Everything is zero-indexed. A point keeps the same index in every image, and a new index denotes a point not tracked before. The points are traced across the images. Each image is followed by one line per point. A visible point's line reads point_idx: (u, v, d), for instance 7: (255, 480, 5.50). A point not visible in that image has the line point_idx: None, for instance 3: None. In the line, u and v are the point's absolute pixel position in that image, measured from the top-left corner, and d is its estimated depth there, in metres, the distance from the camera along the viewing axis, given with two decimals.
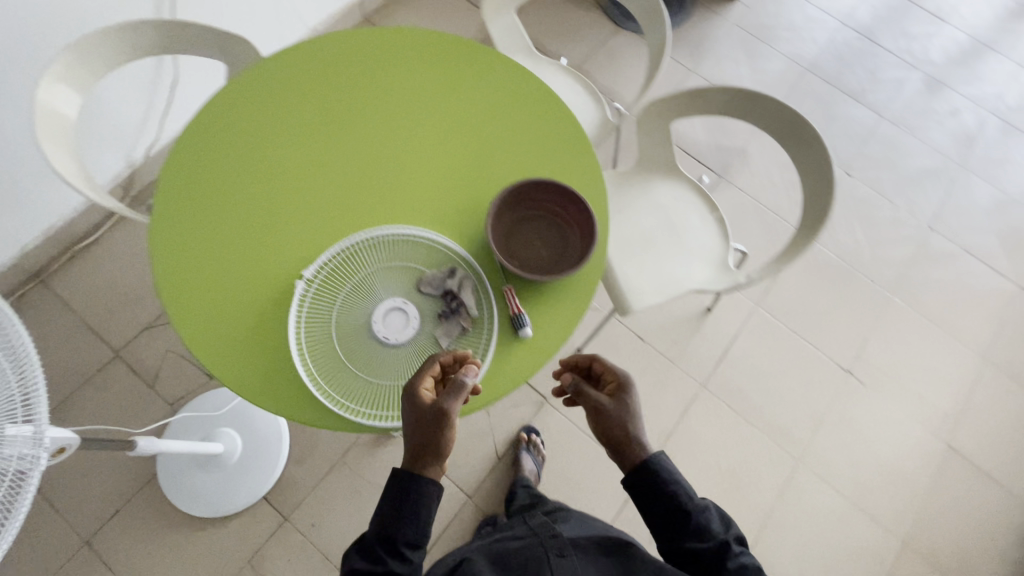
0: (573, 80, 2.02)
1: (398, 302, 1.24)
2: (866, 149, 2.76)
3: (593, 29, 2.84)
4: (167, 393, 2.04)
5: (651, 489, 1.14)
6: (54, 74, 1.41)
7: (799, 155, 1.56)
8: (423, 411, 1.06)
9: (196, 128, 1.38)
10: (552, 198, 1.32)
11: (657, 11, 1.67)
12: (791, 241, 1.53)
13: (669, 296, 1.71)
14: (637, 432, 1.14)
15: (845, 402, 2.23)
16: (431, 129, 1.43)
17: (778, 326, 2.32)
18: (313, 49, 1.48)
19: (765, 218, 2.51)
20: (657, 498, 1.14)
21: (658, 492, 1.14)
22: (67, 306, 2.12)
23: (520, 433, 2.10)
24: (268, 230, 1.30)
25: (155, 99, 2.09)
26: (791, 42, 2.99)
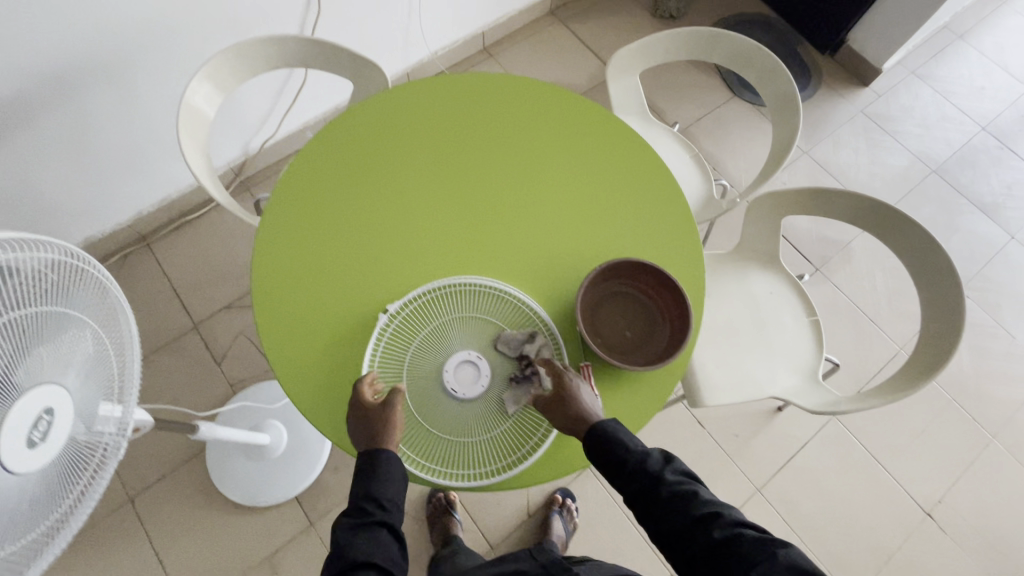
0: (683, 149, 1.96)
1: (472, 356, 1.22)
2: (988, 268, 2.52)
3: (707, 93, 2.78)
4: (231, 373, 2.13)
5: (608, 464, 1.07)
6: (205, 72, 1.52)
7: (925, 280, 1.42)
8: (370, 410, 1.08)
9: (317, 145, 1.45)
10: (648, 279, 1.26)
11: (790, 100, 1.60)
12: (897, 373, 1.40)
13: (746, 397, 1.59)
14: (583, 404, 1.10)
15: (918, 546, 1.99)
16: (535, 184, 1.43)
17: (854, 444, 2.12)
18: (439, 89, 1.53)
19: (858, 323, 2.33)
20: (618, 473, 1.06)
21: (617, 466, 1.06)
22: (162, 271, 2.27)
23: (555, 493, 2.01)
24: (363, 257, 1.33)
25: (282, 98, 2.22)
26: (918, 139, 2.80)
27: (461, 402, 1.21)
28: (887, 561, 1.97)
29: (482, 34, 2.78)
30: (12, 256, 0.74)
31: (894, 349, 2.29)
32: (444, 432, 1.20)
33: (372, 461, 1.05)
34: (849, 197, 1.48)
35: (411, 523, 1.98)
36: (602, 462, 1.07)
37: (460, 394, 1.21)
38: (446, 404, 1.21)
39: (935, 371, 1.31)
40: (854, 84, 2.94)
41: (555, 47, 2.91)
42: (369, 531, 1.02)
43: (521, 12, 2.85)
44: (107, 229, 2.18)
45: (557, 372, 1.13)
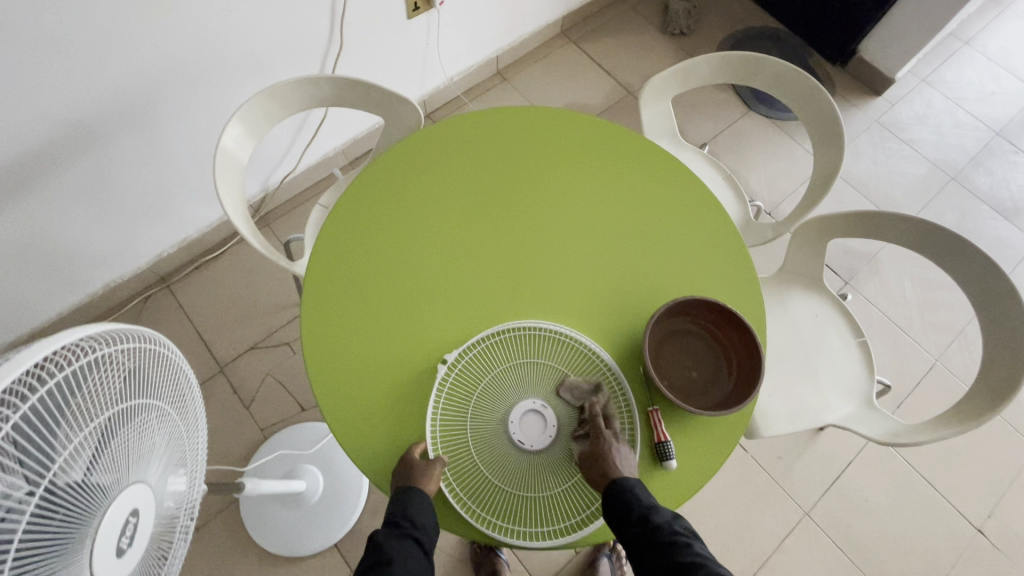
0: (716, 171, 1.94)
1: (538, 405, 1.17)
2: (1016, 275, 2.51)
3: (724, 109, 2.77)
4: (261, 417, 2.06)
5: (615, 515, 1.05)
6: (238, 116, 1.48)
7: (986, 302, 1.40)
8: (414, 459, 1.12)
9: (359, 187, 1.41)
10: (711, 317, 1.23)
11: (833, 123, 1.59)
12: (963, 399, 1.37)
13: (804, 426, 1.56)
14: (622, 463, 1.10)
15: (972, 565, 1.96)
16: (586, 220, 1.40)
17: (900, 462, 2.09)
18: (480, 124, 1.50)
19: (893, 336, 2.31)
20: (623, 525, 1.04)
21: (622, 517, 1.04)
22: (184, 313, 2.21)
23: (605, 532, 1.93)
24: (415, 304, 1.29)
25: (303, 133, 2.18)
26: (936, 147, 2.80)
27: (528, 454, 1.16)
28: None
29: (496, 58, 2.77)
30: (94, 367, 0.72)
31: (931, 362, 2.27)
32: (516, 489, 1.15)
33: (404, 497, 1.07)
34: (901, 221, 1.47)
35: (454, 567, 1.92)
36: (611, 513, 1.06)
37: (528, 446, 1.15)
38: (512, 457, 1.16)
39: (1008, 398, 1.28)
40: (867, 94, 2.95)
41: (569, 68, 2.90)
42: (400, 546, 1.04)
43: (534, 34, 2.84)
44: (128, 273, 2.12)
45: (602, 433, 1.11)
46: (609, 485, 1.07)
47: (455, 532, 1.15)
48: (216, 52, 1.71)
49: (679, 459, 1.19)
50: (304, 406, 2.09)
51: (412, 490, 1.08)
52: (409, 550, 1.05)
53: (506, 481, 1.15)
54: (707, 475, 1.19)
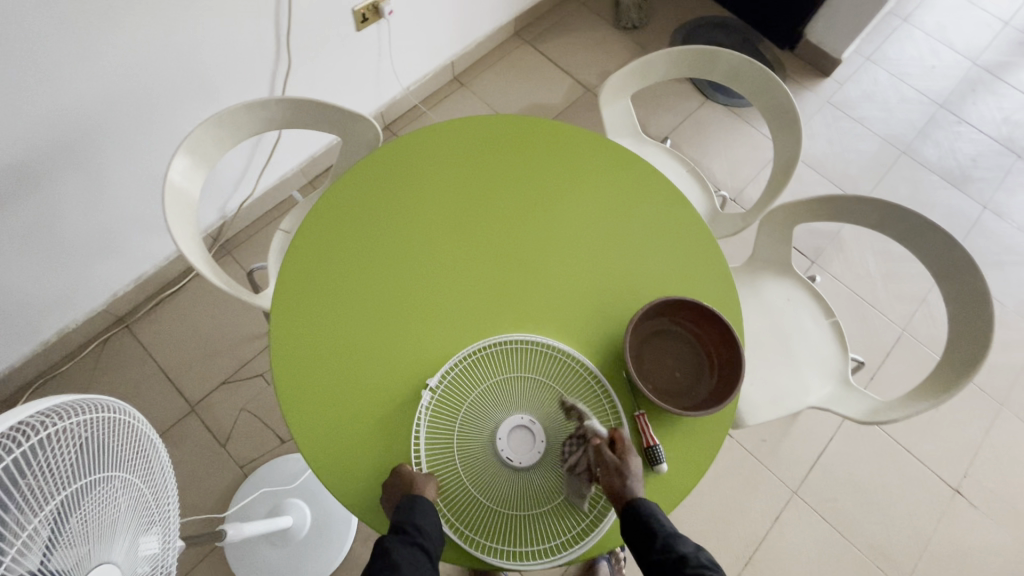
0: (680, 165, 1.95)
1: (525, 420, 1.15)
2: (969, 241, 2.61)
3: (682, 100, 2.80)
4: (239, 454, 1.99)
5: (635, 537, 1.04)
6: (185, 147, 1.41)
7: (947, 278, 1.45)
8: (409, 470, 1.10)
9: (321, 210, 1.36)
10: (689, 316, 1.24)
11: (790, 112, 1.61)
12: (934, 372, 1.41)
13: (785, 411, 1.58)
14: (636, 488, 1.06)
15: (952, 525, 2.03)
16: (557, 226, 1.38)
17: (878, 433, 2.15)
18: (442, 137, 1.47)
19: (860, 311, 2.38)
20: (644, 548, 1.03)
21: (644, 542, 1.03)
22: (147, 353, 2.10)
23: None
24: (389, 327, 1.25)
25: (257, 157, 2.10)
26: (885, 123, 2.89)
27: (517, 471, 1.14)
28: (927, 544, 2.00)
29: (452, 63, 2.73)
30: (43, 447, 0.67)
31: (898, 333, 2.34)
32: (512, 510, 1.12)
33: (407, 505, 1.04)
34: (862, 204, 1.50)
35: None
36: (631, 535, 1.05)
37: (517, 463, 1.13)
38: (503, 476, 1.13)
39: (975, 369, 1.32)
40: (817, 76, 3.03)
41: (526, 68, 2.88)
42: (409, 554, 1.00)
43: (488, 36, 2.81)
44: (82, 317, 2.01)
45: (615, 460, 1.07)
46: (628, 507, 1.05)
47: (455, 563, 1.12)
48: (156, 80, 1.63)
49: (669, 462, 1.19)
50: (284, 437, 2.02)
51: (415, 498, 1.05)
52: (416, 558, 1.00)
53: (501, 504, 1.12)
54: (698, 477, 1.18)
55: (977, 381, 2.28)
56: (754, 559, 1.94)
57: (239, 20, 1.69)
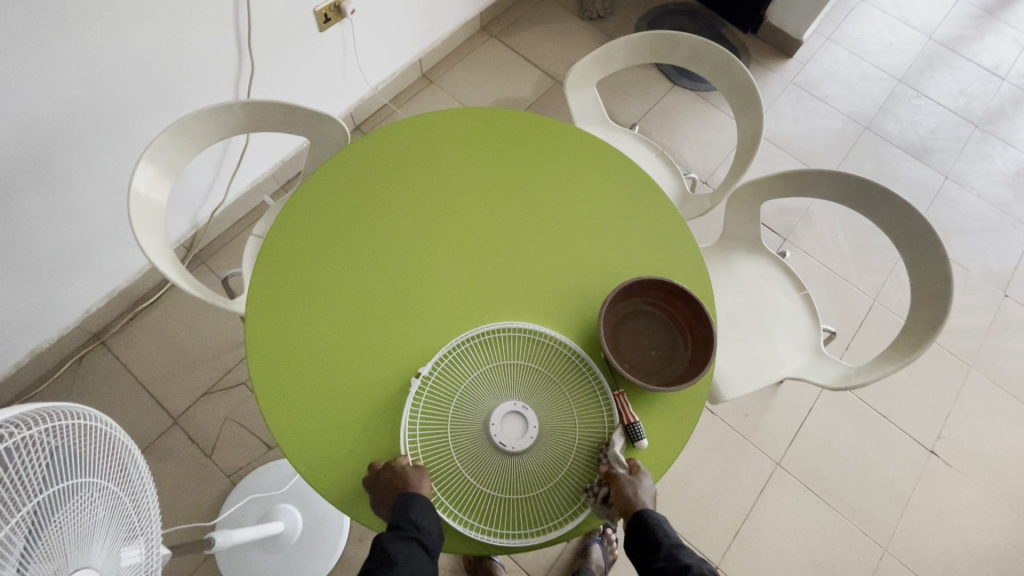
0: (649, 150, 1.98)
1: (518, 407, 1.16)
2: (932, 210, 2.70)
3: (650, 87, 2.83)
4: (225, 463, 1.97)
5: (640, 542, 1.07)
6: (148, 156, 1.39)
7: (907, 244, 1.50)
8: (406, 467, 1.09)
9: (297, 207, 1.36)
10: (663, 296, 1.27)
11: (750, 91, 1.64)
12: (899, 336, 1.46)
13: (762, 383, 1.62)
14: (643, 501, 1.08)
15: (929, 484, 2.10)
16: (533, 214, 1.40)
17: (854, 400, 2.21)
18: (415, 133, 1.47)
19: (832, 284, 2.44)
20: (648, 555, 1.06)
21: (649, 548, 1.06)
22: (125, 369, 2.07)
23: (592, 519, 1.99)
24: (370, 320, 1.26)
25: (226, 163, 2.08)
26: (848, 100, 2.96)
27: (511, 457, 1.15)
28: (906, 506, 2.06)
29: (419, 60, 2.72)
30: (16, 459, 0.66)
31: (870, 303, 2.41)
32: (509, 494, 1.13)
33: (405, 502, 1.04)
34: (822, 177, 1.55)
35: None
36: (636, 540, 1.07)
37: (511, 449, 1.13)
38: (497, 462, 1.14)
39: (936, 329, 1.38)
40: (780, 57, 3.08)
41: (494, 62, 2.89)
42: (405, 550, 1.00)
43: (454, 32, 2.81)
44: (55, 336, 1.97)
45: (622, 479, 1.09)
46: (632, 515, 1.07)
47: (460, 553, 1.13)
48: (116, 90, 1.60)
49: (649, 439, 1.21)
50: (270, 444, 2.01)
51: (412, 495, 1.05)
52: (413, 554, 1.01)
53: (498, 490, 1.13)
54: (678, 451, 1.21)
55: (943, 342, 2.36)
56: (742, 530, 1.99)
57: (196, 25, 1.67)
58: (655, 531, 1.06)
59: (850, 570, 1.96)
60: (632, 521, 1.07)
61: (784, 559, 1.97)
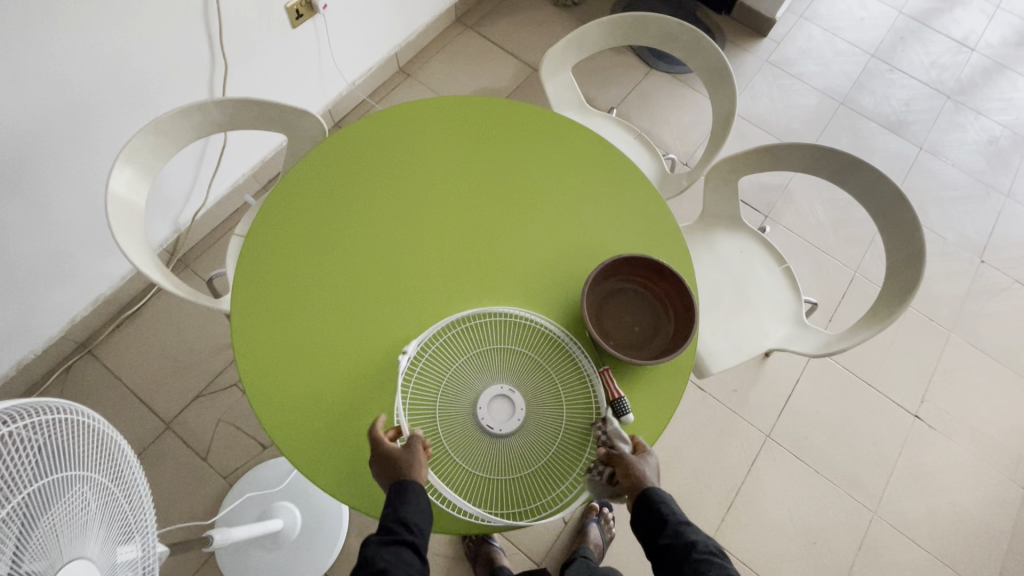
0: (627, 132, 2.00)
1: (505, 390, 1.17)
2: (908, 181, 2.74)
3: (627, 71, 2.85)
4: (221, 465, 1.97)
5: (646, 519, 1.06)
6: (124, 158, 1.38)
7: (881, 212, 1.53)
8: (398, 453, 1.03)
9: (277, 203, 1.36)
10: (642, 273, 1.28)
11: (723, 68, 1.66)
12: (877, 302, 1.50)
13: (747, 356, 1.66)
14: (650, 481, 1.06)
15: (914, 447, 2.16)
16: (512, 200, 1.41)
17: (839, 370, 2.26)
18: (393, 123, 1.47)
19: (814, 258, 2.48)
20: (653, 530, 1.06)
21: (655, 527, 1.06)
22: (114, 376, 2.06)
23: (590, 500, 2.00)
24: (355, 312, 1.26)
25: (205, 165, 2.07)
26: (822, 76, 3.00)
27: (500, 439, 1.16)
28: (893, 469, 2.12)
29: (395, 54, 2.71)
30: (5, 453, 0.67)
31: (851, 275, 2.45)
32: (501, 475, 1.15)
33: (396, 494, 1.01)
34: (796, 150, 1.57)
35: (450, 565, 1.93)
36: (642, 516, 1.06)
37: (498, 431, 1.15)
38: (486, 444, 1.16)
39: (911, 293, 1.41)
40: (755, 37, 3.11)
41: (471, 54, 2.88)
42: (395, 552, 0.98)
43: (430, 25, 2.80)
44: (41, 347, 1.95)
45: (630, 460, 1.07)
46: (639, 494, 1.05)
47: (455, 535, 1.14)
48: (87, 94, 1.59)
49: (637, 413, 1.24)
50: (265, 443, 2.01)
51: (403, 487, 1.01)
52: (405, 555, 0.99)
53: (488, 471, 1.15)
54: (665, 424, 1.23)
55: (921, 308, 2.41)
56: (736, 503, 2.03)
57: (166, 24, 1.66)
58: (662, 510, 1.05)
59: (842, 535, 2.01)
60: (639, 499, 1.05)
61: (777, 528, 2.01)
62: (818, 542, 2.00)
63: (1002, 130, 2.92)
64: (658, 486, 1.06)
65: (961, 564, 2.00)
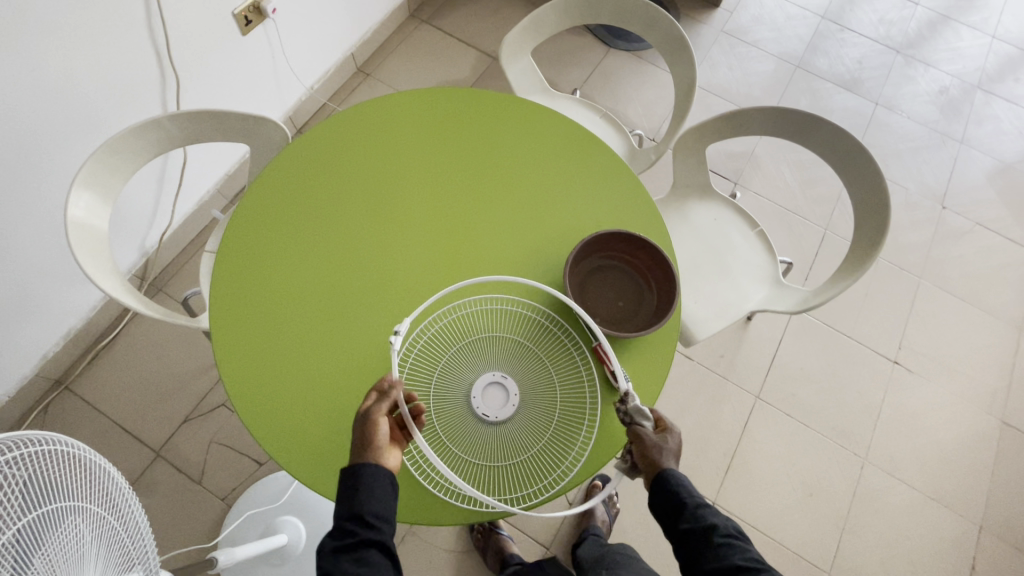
0: (592, 112, 2.00)
1: (497, 376, 1.19)
2: (868, 136, 2.82)
3: (587, 52, 2.85)
4: (217, 487, 1.94)
5: (665, 504, 1.06)
6: (80, 182, 1.34)
7: (845, 167, 1.57)
8: (363, 430, 0.97)
9: (246, 215, 1.33)
10: (622, 248, 1.30)
11: (680, 39, 1.68)
12: (849, 255, 1.54)
13: (730, 320, 1.69)
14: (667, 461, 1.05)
15: (896, 392, 2.23)
16: (484, 188, 1.41)
17: (819, 326, 2.32)
18: (355, 123, 1.45)
19: (785, 220, 2.53)
20: (673, 515, 1.06)
21: (674, 511, 1.05)
22: (96, 410, 2.00)
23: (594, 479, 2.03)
24: (338, 316, 1.25)
25: (166, 183, 2.01)
26: (777, 41, 3.05)
27: (497, 426, 1.17)
28: (879, 415, 2.19)
29: (352, 54, 2.67)
30: None
31: (822, 232, 2.52)
32: (502, 462, 1.15)
33: (351, 483, 0.94)
34: (759, 114, 1.60)
35: (460, 560, 1.93)
36: (660, 501, 1.06)
37: (494, 418, 1.17)
38: (484, 433, 1.17)
39: (880, 242, 1.45)
40: (708, 8, 3.14)
41: (429, 48, 2.85)
42: (354, 552, 0.90)
43: (384, 22, 2.76)
44: (14, 388, 1.89)
45: (649, 441, 1.05)
46: (655, 477, 1.05)
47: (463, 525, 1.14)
48: (34, 120, 1.52)
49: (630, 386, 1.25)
50: (260, 460, 1.98)
51: (359, 471, 0.94)
52: (368, 555, 0.90)
53: (489, 459, 1.15)
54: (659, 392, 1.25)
55: (891, 258, 2.49)
56: (732, 465, 2.08)
57: (110, 41, 1.60)
58: (680, 493, 1.04)
59: (836, 483, 2.08)
60: (656, 483, 1.05)
61: (774, 484, 2.07)
62: (815, 493, 2.06)
63: (951, 80, 3.01)
64: (675, 468, 1.05)
65: (949, 498, 2.08)
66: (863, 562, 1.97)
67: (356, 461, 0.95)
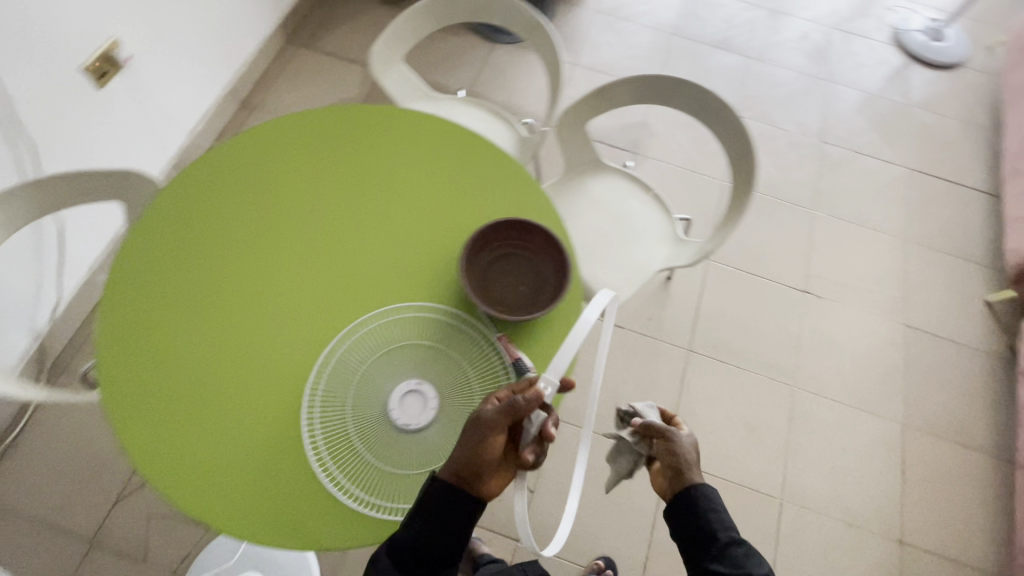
0: (476, 107, 2.02)
1: (412, 384, 1.19)
2: (747, 89, 2.99)
3: (471, 51, 2.88)
4: (165, 562, 1.84)
5: (694, 525, 1.07)
6: None
7: (709, 120, 1.67)
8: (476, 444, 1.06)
9: (125, 274, 1.26)
10: (512, 236, 1.32)
11: (538, 25, 1.73)
12: (729, 201, 1.62)
13: (640, 283, 1.76)
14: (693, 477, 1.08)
15: (812, 319, 2.38)
16: (373, 200, 1.40)
17: (732, 272, 2.45)
18: (228, 158, 1.41)
19: (686, 179, 2.66)
20: (701, 539, 1.07)
21: (702, 541, 1.07)
22: (13, 512, 1.86)
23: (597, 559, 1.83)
24: (241, 355, 1.21)
25: (46, 257, 1.88)
26: (649, 14, 3.20)
27: (420, 433, 1.17)
28: (800, 342, 2.32)
29: (232, 91, 2.58)
30: None
31: (720, 184, 2.66)
32: (432, 467, 1.15)
33: (442, 498, 1.06)
34: (624, 85, 1.68)
35: None
36: (686, 520, 1.08)
37: (415, 426, 1.17)
38: (408, 442, 1.17)
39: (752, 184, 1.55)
40: None
41: (311, 73, 2.80)
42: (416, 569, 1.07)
43: (260, 53, 2.69)
44: None
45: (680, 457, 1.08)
46: (683, 490, 1.08)
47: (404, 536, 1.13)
48: None
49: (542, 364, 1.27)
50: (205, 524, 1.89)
51: (456, 488, 1.07)
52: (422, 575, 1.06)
53: (418, 467, 1.15)
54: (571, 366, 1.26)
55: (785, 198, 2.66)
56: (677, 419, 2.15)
57: None
58: (710, 514, 1.07)
59: (773, 414, 2.18)
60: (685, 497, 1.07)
61: (718, 427, 2.15)
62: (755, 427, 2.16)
63: (810, 26, 3.25)
64: (707, 483, 1.09)
65: (873, 404, 2.23)
66: (810, 480, 2.08)
67: (452, 478, 1.07)
